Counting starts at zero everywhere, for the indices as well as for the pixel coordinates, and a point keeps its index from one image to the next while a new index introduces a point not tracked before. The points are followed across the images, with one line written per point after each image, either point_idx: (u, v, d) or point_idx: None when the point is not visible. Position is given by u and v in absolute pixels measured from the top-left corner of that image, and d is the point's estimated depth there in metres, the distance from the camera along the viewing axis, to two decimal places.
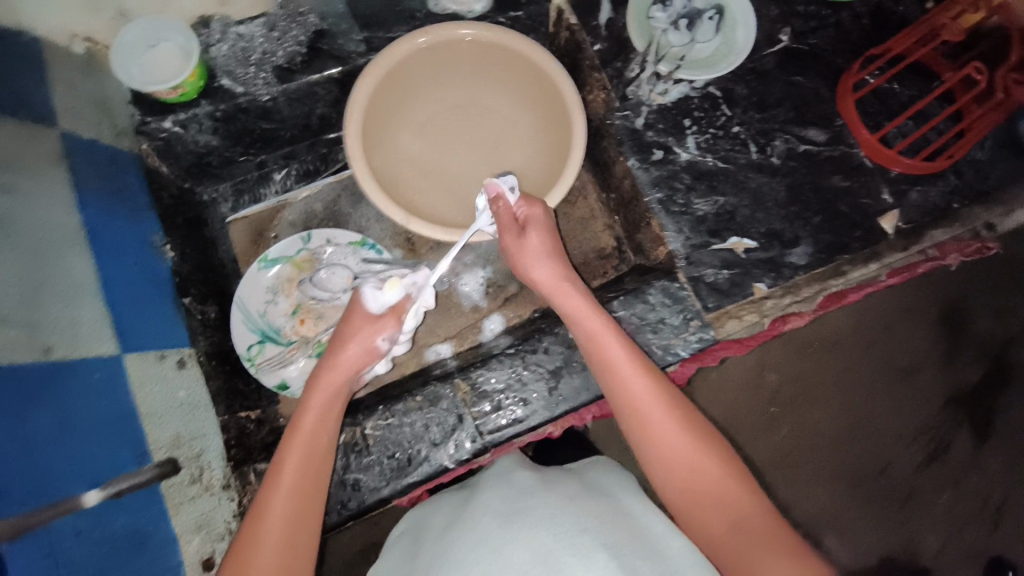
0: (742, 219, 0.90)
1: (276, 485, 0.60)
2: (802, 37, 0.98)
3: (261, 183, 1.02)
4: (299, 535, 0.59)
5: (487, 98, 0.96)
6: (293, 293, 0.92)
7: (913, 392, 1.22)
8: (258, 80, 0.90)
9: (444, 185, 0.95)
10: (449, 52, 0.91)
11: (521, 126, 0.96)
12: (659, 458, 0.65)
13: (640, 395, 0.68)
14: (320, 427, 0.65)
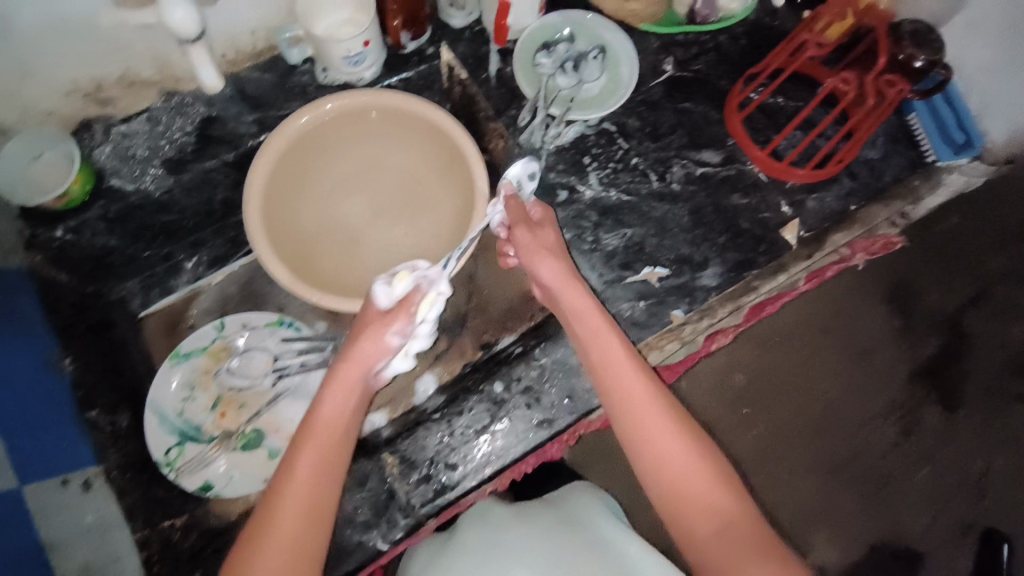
0: (651, 248, 0.91)
1: (283, 497, 0.62)
2: (686, 64, 1.01)
3: (171, 275, 0.96)
4: (304, 550, 0.61)
5: (394, 158, 0.96)
6: (210, 385, 0.88)
7: (877, 375, 1.07)
8: (147, 176, 0.90)
9: (362, 253, 0.94)
10: (349, 121, 0.91)
11: (431, 183, 0.95)
12: (651, 459, 0.67)
13: (636, 397, 0.70)
14: (336, 436, 0.67)
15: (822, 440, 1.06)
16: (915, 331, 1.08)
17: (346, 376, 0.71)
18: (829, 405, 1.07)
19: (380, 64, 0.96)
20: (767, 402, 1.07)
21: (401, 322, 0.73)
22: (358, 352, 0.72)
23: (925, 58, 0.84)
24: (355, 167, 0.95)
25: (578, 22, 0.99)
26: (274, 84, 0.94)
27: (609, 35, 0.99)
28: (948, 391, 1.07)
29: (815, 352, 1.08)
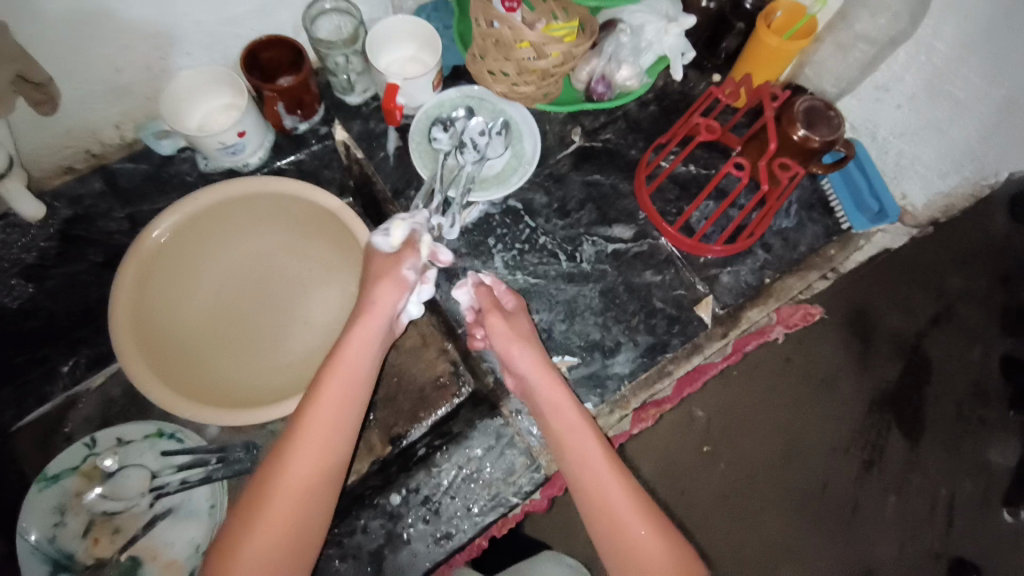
0: (560, 334, 0.87)
1: (318, 417, 0.70)
2: (594, 134, 0.98)
3: (48, 380, 0.89)
4: (333, 464, 0.69)
5: (282, 245, 0.92)
6: (81, 509, 0.80)
7: (837, 405, 1.02)
8: (5, 286, 0.85)
9: (251, 347, 0.88)
10: (230, 209, 0.87)
11: (322, 268, 0.92)
12: (626, 552, 0.67)
13: (588, 455, 0.72)
14: (356, 374, 0.74)
15: (788, 472, 1.01)
16: (873, 356, 1.03)
17: (372, 314, 0.77)
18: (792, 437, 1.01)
19: (268, 147, 0.92)
20: (729, 438, 1.01)
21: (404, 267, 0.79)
22: (382, 294, 0.77)
23: (821, 139, 0.79)
24: (242, 255, 0.91)
25: (477, 97, 0.95)
26: (148, 174, 0.91)
27: (511, 109, 0.95)
28: (910, 418, 1.02)
29: (772, 389, 1.02)
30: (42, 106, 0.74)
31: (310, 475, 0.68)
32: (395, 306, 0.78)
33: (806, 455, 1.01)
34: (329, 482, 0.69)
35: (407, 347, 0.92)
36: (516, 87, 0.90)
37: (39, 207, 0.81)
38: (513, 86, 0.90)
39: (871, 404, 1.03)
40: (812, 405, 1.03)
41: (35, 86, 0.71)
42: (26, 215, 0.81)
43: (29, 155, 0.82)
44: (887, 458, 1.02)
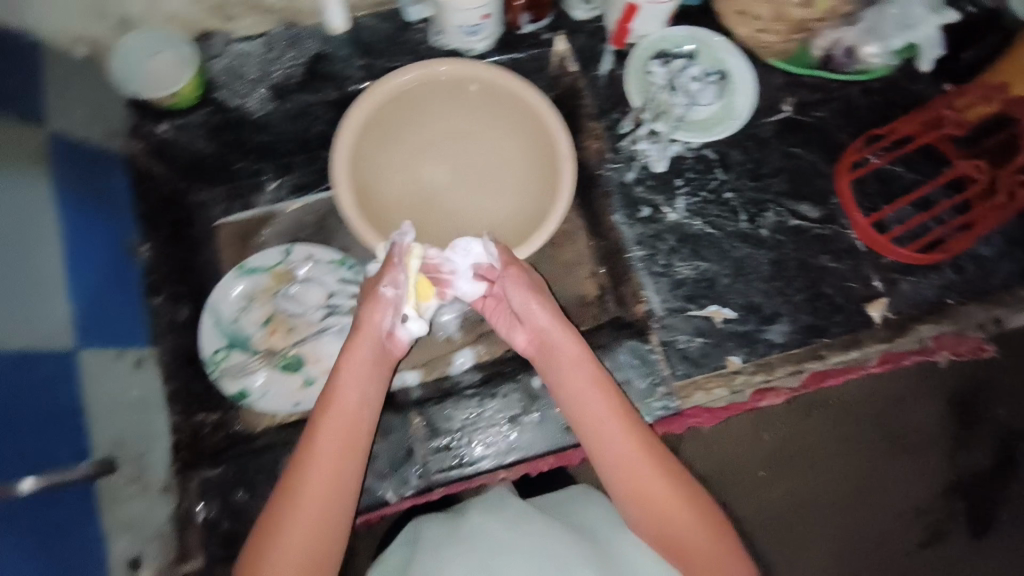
0: (722, 287, 0.88)
1: (320, 446, 0.68)
2: (806, 109, 0.95)
3: (255, 192, 1.02)
4: (341, 490, 0.67)
5: (470, 135, 0.97)
6: (267, 302, 0.92)
7: (916, 471, 1.08)
8: (254, 96, 0.90)
9: (429, 220, 0.95)
10: (435, 92, 0.92)
11: (502, 165, 0.96)
12: (650, 511, 0.69)
13: (612, 444, 0.71)
14: (351, 403, 0.71)
15: (850, 516, 1.08)
16: (966, 439, 1.09)
17: (360, 338, 0.73)
18: (861, 485, 1.08)
19: (494, 40, 0.94)
20: (793, 466, 1.08)
21: (390, 281, 0.73)
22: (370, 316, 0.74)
23: None
24: (429, 138, 0.96)
25: (703, 41, 0.94)
26: (389, 35, 0.94)
27: (732, 62, 0.94)
28: (983, 508, 1.08)
29: (858, 437, 1.08)
30: None
31: (319, 505, 0.66)
32: (385, 324, 0.74)
33: (870, 506, 1.08)
34: (332, 513, 0.66)
35: (563, 260, 1.04)
36: (762, 35, 0.91)
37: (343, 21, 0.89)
38: (760, 32, 0.91)
39: (947, 487, 1.08)
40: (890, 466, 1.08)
41: None
42: (330, 24, 0.89)
43: None
44: (947, 541, 1.08)
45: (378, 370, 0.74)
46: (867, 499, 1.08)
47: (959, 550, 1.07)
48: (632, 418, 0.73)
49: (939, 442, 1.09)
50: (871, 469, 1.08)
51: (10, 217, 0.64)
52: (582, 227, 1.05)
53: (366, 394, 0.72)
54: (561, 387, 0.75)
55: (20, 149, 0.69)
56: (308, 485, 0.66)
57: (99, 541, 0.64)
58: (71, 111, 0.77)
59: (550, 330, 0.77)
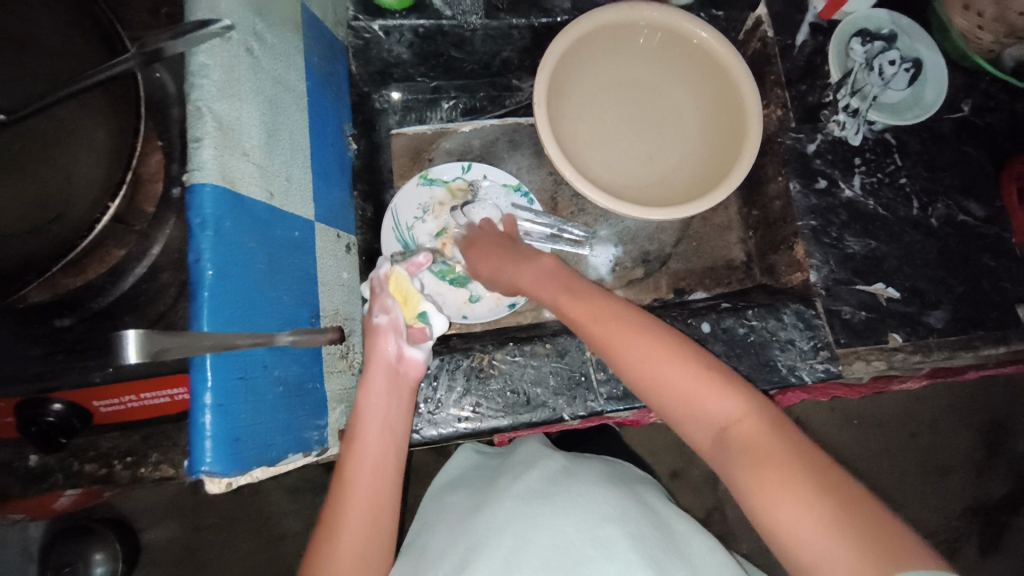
0: (889, 268, 0.91)
1: (355, 474, 0.64)
2: (981, 113, 0.99)
3: (430, 107, 1.04)
4: (381, 517, 0.64)
5: (653, 79, 0.98)
6: (441, 216, 0.94)
7: (943, 489, 1.32)
8: (469, 10, 0.91)
9: (600, 159, 0.95)
10: (623, 33, 0.94)
11: (683, 113, 0.98)
12: (676, 404, 0.65)
13: (623, 337, 0.69)
14: (378, 421, 0.67)
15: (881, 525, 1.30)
16: (990, 467, 1.34)
17: (371, 370, 0.69)
18: (892, 495, 1.31)
19: None
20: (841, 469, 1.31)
21: (383, 309, 0.71)
22: (374, 345, 0.70)
23: None
24: (611, 79, 0.98)
25: (902, 29, 0.97)
26: None
27: (926, 54, 0.97)
28: (996, 528, 1.32)
29: (899, 450, 1.33)
30: None
31: (363, 538, 0.62)
32: (391, 349, 0.70)
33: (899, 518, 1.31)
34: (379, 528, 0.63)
35: (715, 223, 1.06)
36: (978, 30, 0.92)
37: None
38: (977, 27, 0.92)
39: (966, 507, 1.32)
40: (922, 481, 1.33)
41: None
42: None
43: None
44: (958, 554, 1.31)
45: (402, 391, 0.70)
46: (897, 510, 1.31)
47: (966, 562, 1.31)
48: (635, 315, 0.71)
49: (965, 466, 1.34)
50: (907, 480, 1.32)
51: (275, 80, 0.67)
52: (735, 195, 1.08)
53: (392, 417, 0.68)
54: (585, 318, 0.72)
55: (282, 16, 0.70)
56: (347, 516, 0.62)
57: (322, 406, 0.66)
58: None
59: (511, 260, 0.80)
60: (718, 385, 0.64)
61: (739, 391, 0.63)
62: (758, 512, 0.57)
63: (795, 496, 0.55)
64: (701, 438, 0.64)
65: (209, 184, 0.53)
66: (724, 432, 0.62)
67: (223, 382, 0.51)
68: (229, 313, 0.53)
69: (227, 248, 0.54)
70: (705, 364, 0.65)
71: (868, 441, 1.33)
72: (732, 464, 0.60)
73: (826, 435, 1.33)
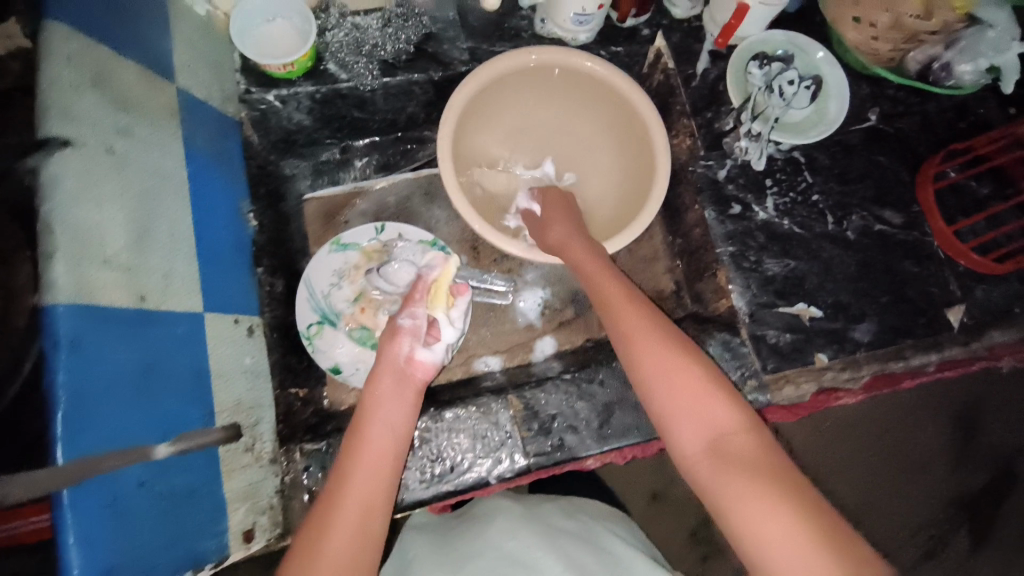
0: (811, 286, 0.90)
1: (356, 466, 0.65)
2: (890, 120, 1.00)
3: (341, 168, 1.03)
4: (368, 541, 0.62)
5: (562, 121, 0.99)
6: (357, 280, 0.92)
7: (919, 485, 1.28)
8: (364, 71, 0.90)
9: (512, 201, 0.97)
10: (528, 77, 0.93)
11: (594, 152, 0.99)
12: (677, 410, 0.68)
13: (644, 347, 0.73)
14: (394, 419, 0.71)
15: (859, 529, 1.25)
16: (966, 457, 1.29)
17: (383, 366, 0.75)
18: (867, 499, 1.27)
19: (596, 31, 0.97)
20: (815, 475, 1.25)
21: (408, 314, 0.78)
22: (391, 344, 0.76)
23: None
24: (523, 123, 0.99)
25: (800, 46, 0.98)
26: (493, 20, 0.96)
27: (826, 68, 0.98)
28: (982, 525, 1.27)
29: (871, 449, 1.28)
30: None
31: (353, 534, 0.61)
32: (404, 350, 0.76)
33: (876, 520, 1.26)
34: (371, 519, 0.63)
35: (640, 255, 1.07)
36: (873, 41, 0.88)
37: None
38: (872, 39, 0.88)
39: (946, 501, 1.28)
40: (898, 479, 1.28)
41: None
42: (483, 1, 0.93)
43: None
44: (946, 551, 1.26)
45: (409, 412, 0.72)
46: (874, 513, 1.26)
47: (954, 559, 1.26)
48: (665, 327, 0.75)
49: (940, 458, 1.29)
50: (881, 481, 1.27)
51: (148, 172, 0.65)
52: (660, 223, 1.08)
53: (395, 435, 0.69)
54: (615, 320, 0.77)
55: (153, 104, 0.68)
56: (336, 533, 0.60)
57: (218, 510, 0.65)
58: (192, 68, 0.77)
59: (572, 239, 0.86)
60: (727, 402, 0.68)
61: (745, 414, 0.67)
62: (735, 518, 0.60)
63: (777, 504, 0.58)
64: (692, 445, 0.67)
65: (61, 305, 0.51)
66: (717, 440, 0.65)
67: (86, 513, 0.50)
68: (90, 438, 0.52)
69: (89, 369, 0.53)
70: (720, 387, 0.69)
71: (847, 453, 1.27)
72: (720, 473, 0.63)
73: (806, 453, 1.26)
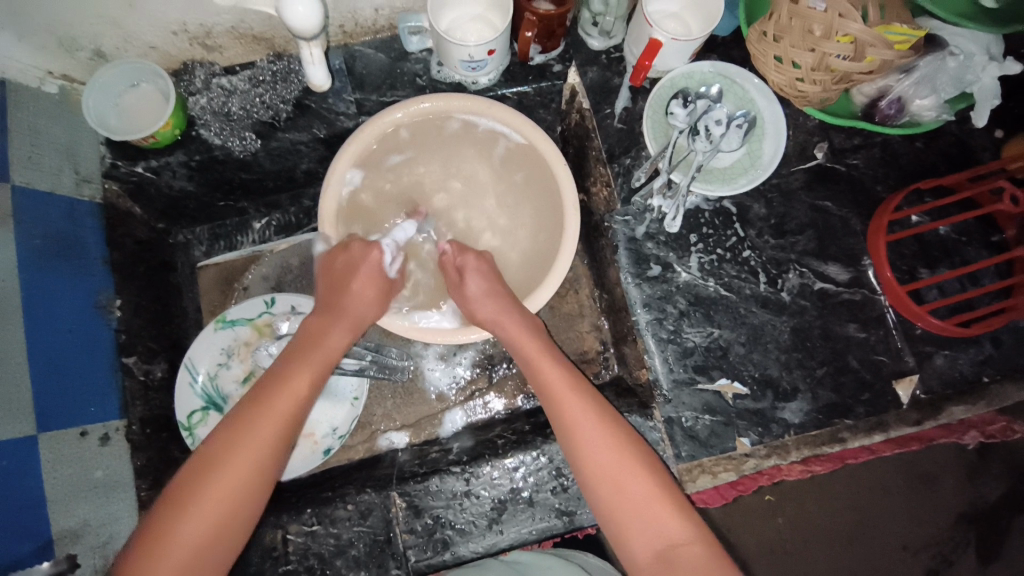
0: (735, 358, 0.81)
1: (257, 419, 0.63)
2: (841, 156, 0.86)
3: (240, 230, 0.99)
4: (234, 512, 0.59)
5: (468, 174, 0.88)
6: (247, 359, 0.88)
7: (925, 503, 1.11)
8: (239, 136, 0.84)
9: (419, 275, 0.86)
10: (426, 130, 0.84)
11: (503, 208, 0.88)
12: (617, 496, 0.63)
13: (587, 431, 0.66)
14: (305, 380, 0.69)
15: (848, 555, 1.11)
16: (979, 475, 1.10)
17: (326, 332, 0.74)
18: (858, 523, 1.11)
19: (501, 71, 0.88)
20: (793, 501, 1.11)
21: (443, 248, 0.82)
22: (348, 288, 0.77)
23: None
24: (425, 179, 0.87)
25: (731, 78, 0.86)
26: (384, 67, 0.88)
27: (762, 102, 0.85)
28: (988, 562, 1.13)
29: (862, 468, 1.11)
30: (703, 24, 0.81)
31: (235, 488, 0.59)
32: (360, 292, 0.77)
33: (870, 542, 1.11)
34: (260, 482, 0.61)
35: (564, 312, 0.98)
36: (799, 83, 0.78)
37: (313, 23, 0.68)
38: (797, 80, 0.78)
39: (953, 519, 1.11)
40: (895, 497, 1.11)
41: (703, 16, 0.81)
42: (312, 82, 0.82)
43: (486, 16, 0.82)
44: None
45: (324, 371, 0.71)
46: (868, 537, 1.11)
47: None
48: (602, 405, 0.69)
49: (949, 472, 1.11)
50: (873, 500, 1.11)
51: None
52: (587, 274, 0.99)
53: (303, 385, 0.68)
54: (545, 385, 0.71)
55: None
56: (220, 477, 0.59)
57: None
58: (32, 160, 0.72)
59: (495, 285, 0.77)
60: (668, 504, 0.62)
61: (685, 513, 0.62)
62: None
63: None
64: (639, 549, 0.61)
65: None
66: (666, 550, 0.60)
67: None
68: None
69: None
70: (662, 481, 0.64)
71: (837, 495, 1.11)
72: None
73: (784, 515, 1.11)
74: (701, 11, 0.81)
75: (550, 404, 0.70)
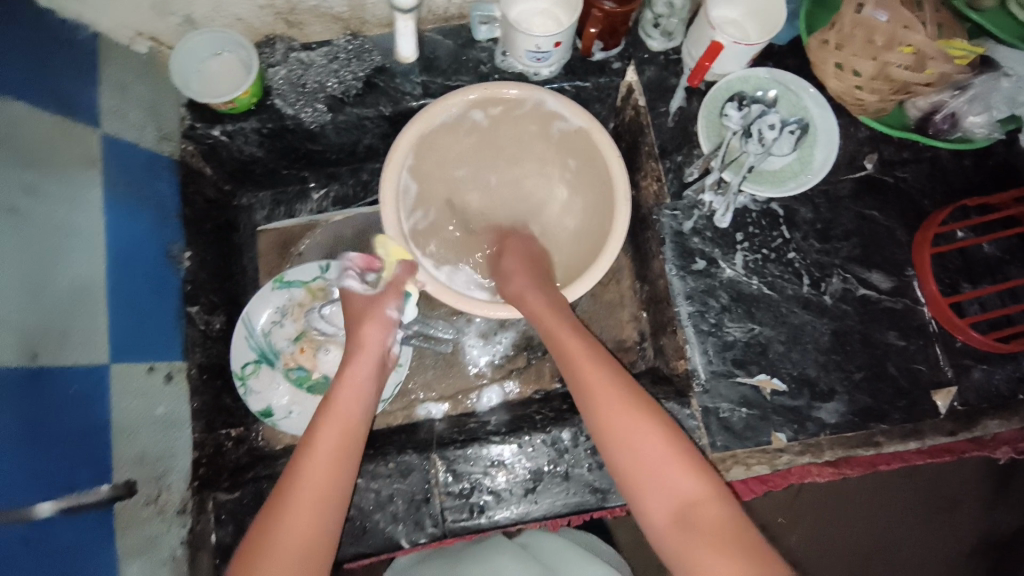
0: (774, 355, 0.82)
1: (308, 456, 0.67)
2: (890, 168, 0.88)
3: (299, 199, 1.03)
4: (312, 539, 0.63)
5: (525, 160, 0.92)
6: (300, 319, 0.92)
7: (945, 526, 1.10)
8: (311, 107, 0.88)
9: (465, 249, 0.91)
10: (487, 114, 0.87)
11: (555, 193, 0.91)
12: (635, 460, 0.65)
13: (609, 399, 0.69)
14: (348, 412, 0.72)
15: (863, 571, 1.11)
16: (1004, 502, 1.10)
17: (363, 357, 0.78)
18: (877, 540, 1.11)
19: (563, 64, 0.91)
20: (814, 513, 1.11)
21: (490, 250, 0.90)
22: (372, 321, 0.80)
23: None
24: (480, 157, 0.91)
25: (786, 85, 0.88)
26: (451, 53, 0.92)
27: (815, 110, 0.88)
28: None
29: (885, 485, 1.11)
30: (766, 30, 0.84)
31: (305, 517, 0.64)
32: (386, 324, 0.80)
33: (887, 561, 1.11)
34: (328, 506, 0.65)
35: (604, 300, 1.02)
36: (857, 91, 0.80)
37: None
38: (856, 88, 0.80)
39: (973, 545, 1.10)
40: (915, 517, 1.11)
41: (764, 24, 0.84)
42: (397, 55, 0.87)
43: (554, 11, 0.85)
44: None
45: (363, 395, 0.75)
46: (885, 555, 1.11)
47: None
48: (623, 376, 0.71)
49: (973, 497, 1.11)
50: (894, 519, 1.11)
51: (52, 222, 0.63)
52: (629, 266, 1.01)
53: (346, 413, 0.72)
54: (566, 353, 0.74)
55: (72, 156, 0.68)
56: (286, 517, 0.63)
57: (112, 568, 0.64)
58: (122, 113, 0.77)
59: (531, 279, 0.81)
60: (686, 465, 0.64)
61: (702, 474, 0.64)
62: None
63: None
64: (654, 507, 0.63)
65: None
66: (682, 508, 0.62)
67: None
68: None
69: None
70: (679, 444, 0.66)
71: (858, 509, 1.11)
72: (685, 542, 0.60)
73: (804, 526, 1.11)
74: (762, 19, 0.84)
75: (570, 371, 0.73)
